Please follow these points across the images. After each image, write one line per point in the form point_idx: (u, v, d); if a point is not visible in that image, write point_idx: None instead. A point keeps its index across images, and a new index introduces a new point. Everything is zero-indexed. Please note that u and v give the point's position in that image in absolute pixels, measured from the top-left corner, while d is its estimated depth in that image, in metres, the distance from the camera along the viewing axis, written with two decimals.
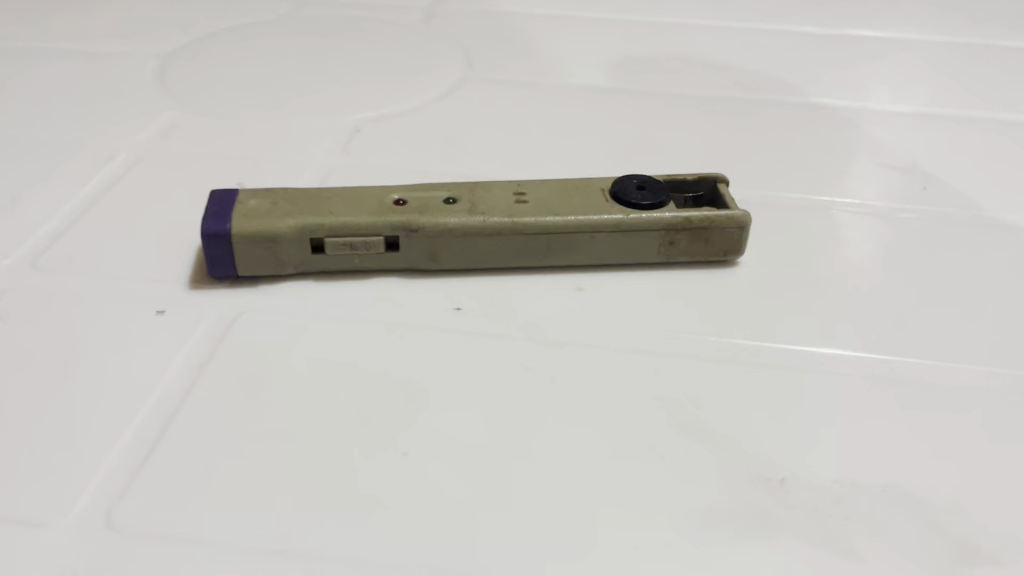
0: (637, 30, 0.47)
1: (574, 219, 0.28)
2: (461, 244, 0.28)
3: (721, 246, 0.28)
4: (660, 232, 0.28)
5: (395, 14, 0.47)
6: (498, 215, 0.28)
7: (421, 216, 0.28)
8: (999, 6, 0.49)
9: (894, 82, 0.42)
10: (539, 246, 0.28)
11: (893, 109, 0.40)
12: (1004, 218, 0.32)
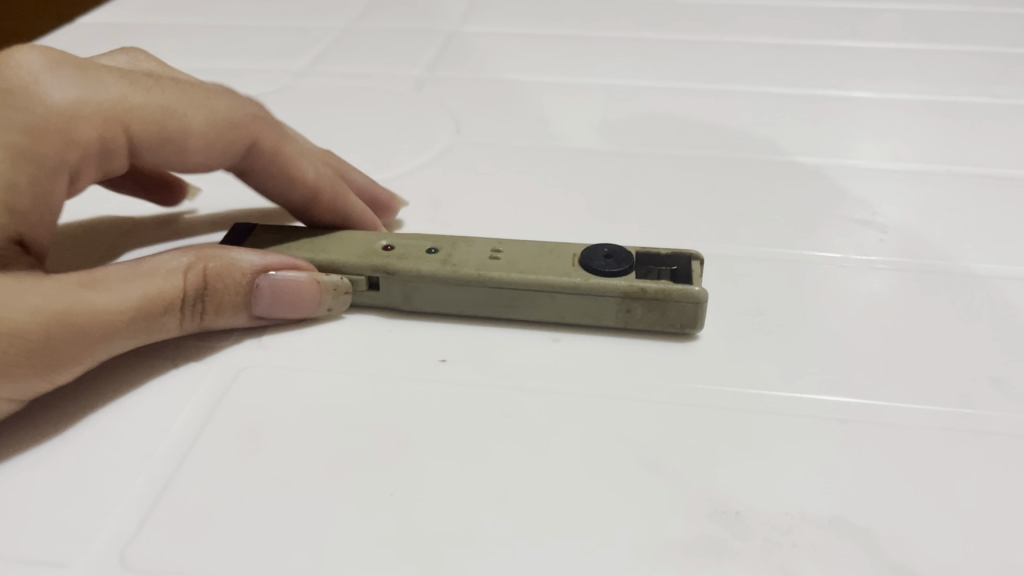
0: (624, 94, 0.50)
1: (535, 278, 0.30)
2: (431, 289, 0.31)
3: (678, 316, 0.29)
4: (617, 298, 0.30)
5: (388, 83, 0.50)
6: (467, 266, 0.31)
7: (399, 261, 0.31)
8: (972, 66, 0.52)
9: (868, 139, 0.45)
10: (502, 298, 0.30)
11: (863, 164, 0.43)
12: (957, 268, 0.34)
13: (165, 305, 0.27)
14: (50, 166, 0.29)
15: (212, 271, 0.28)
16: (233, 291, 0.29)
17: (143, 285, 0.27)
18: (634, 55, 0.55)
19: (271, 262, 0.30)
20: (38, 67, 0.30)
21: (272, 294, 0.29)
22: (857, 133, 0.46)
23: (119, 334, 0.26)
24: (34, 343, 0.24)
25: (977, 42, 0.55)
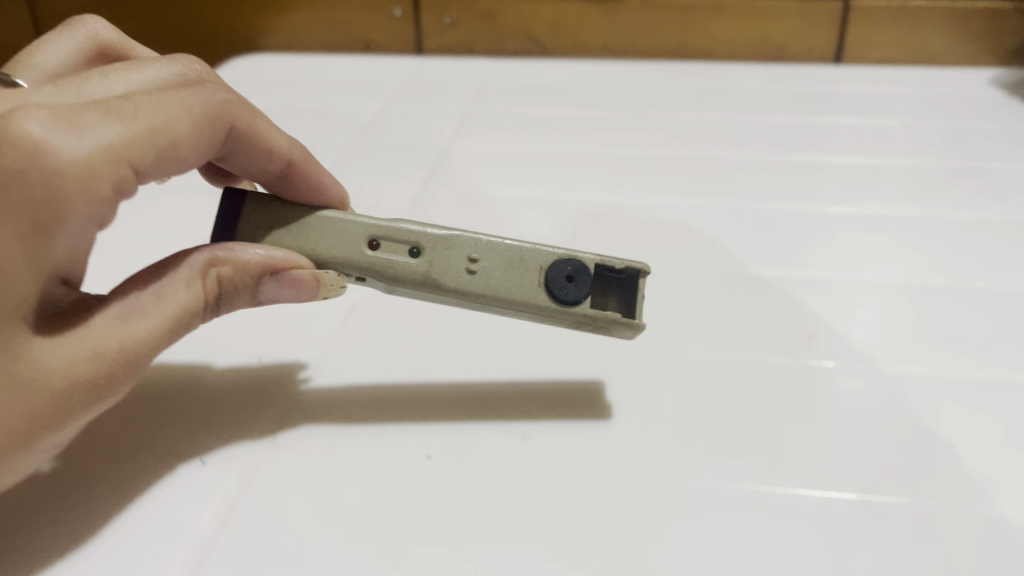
0: (595, 204, 0.57)
1: (506, 301, 0.37)
2: (411, 291, 0.37)
3: (617, 334, 0.38)
4: (571, 318, 0.37)
5: (386, 199, 0.57)
6: (448, 283, 0.37)
7: (387, 270, 0.37)
8: (906, 179, 0.59)
9: (830, 248, 0.50)
10: (470, 305, 0.38)
11: (842, 277, 0.47)
12: (872, 366, 0.40)
13: (192, 314, 0.34)
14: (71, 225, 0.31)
15: (226, 276, 0.34)
16: (243, 289, 0.35)
17: (174, 301, 0.33)
18: (604, 172, 0.61)
19: (277, 258, 0.35)
20: (38, 134, 0.30)
21: (278, 289, 0.35)
22: (823, 242, 0.51)
23: (162, 343, 0.33)
24: (96, 375, 0.31)
25: (911, 161, 0.62)
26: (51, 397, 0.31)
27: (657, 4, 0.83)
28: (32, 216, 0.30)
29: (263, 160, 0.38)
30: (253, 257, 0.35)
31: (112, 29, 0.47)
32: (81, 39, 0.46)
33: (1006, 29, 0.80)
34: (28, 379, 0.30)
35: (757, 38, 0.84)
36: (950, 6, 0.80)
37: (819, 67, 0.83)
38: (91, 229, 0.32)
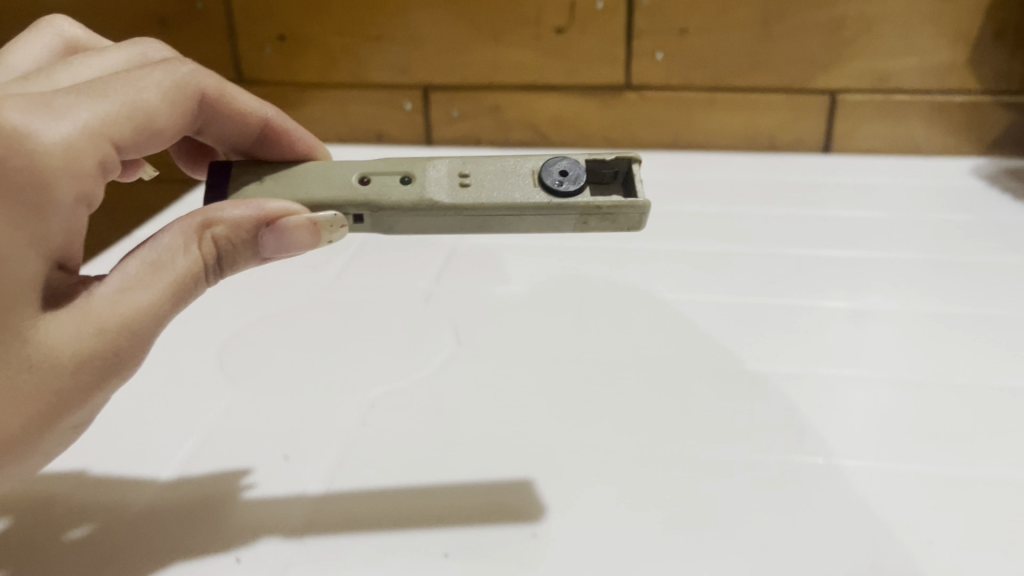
0: (599, 297, 0.60)
1: (507, 203, 0.40)
2: (412, 220, 0.41)
3: (629, 222, 0.41)
4: (576, 213, 0.40)
5: (402, 295, 0.60)
6: (444, 198, 0.40)
7: (381, 196, 0.40)
8: (893, 271, 0.63)
9: (821, 340, 0.54)
10: (477, 222, 0.41)
11: (832, 371, 0.50)
12: (858, 461, 0.42)
13: (191, 277, 0.37)
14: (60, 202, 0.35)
15: (222, 235, 0.37)
16: (241, 246, 0.38)
17: (168, 272, 0.37)
18: (608, 267, 0.65)
19: (269, 210, 0.38)
20: (21, 121, 0.33)
21: (276, 242, 0.38)
22: (814, 336, 0.54)
23: (162, 312, 0.36)
24: (101, 344, 0.35)
25: (894, 252, 0.66)
26: (67, 374, 0.34)
27: (654, 97, 0.88)
28: (29, 194, 0.34)
29: (244, 121, 0.48)
30: (245, 212, 0.38)
31: (75, 26, 0.53)
32: (47, 36, 0.51)
33: (985, 120, 0.84)
34: (43, 359, 0.34)
35: (749, 130, 0.88)
36: (932, 99, 0.84)
37: (809, 157, 0.87)
38: (80, 208, 0.36)
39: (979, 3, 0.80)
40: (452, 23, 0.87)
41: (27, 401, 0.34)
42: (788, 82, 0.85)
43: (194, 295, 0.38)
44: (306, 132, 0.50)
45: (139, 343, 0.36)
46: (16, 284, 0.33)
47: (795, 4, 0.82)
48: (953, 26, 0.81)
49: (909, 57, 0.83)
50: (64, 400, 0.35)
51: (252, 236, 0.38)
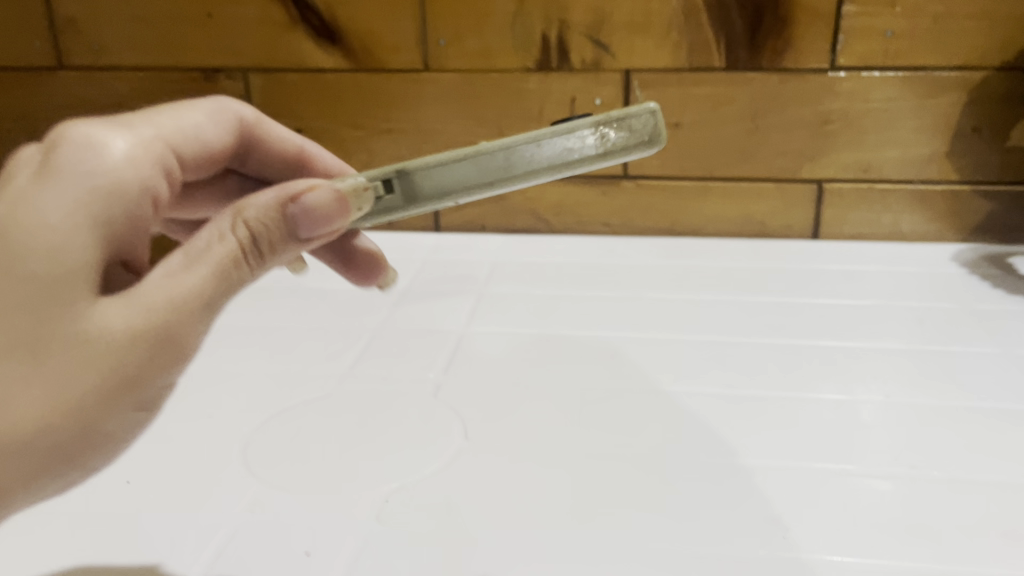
0: (599, 387, 0.64)
1: (525, 135, 0.48)
2: (442, 173, 0.48)
3: (644, 129, 0.47)
4: (591, 125, 0.47)
5: (412, 387, 0.64)
6: (464, 149, 0.48)
7: (406, 164, 0.49)
8: (879, 364, 0.67)
9: (808, 433, 0.57)
10: (502, 159, 0.48)
11: (817, 465, 0.54)
12: (838, 558, 0.46)
13: (231, 261, 0.43)
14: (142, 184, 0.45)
15: (254, 220, 0.43)
16: (273, 229, 0.44)
17: (211, 255, 0.43)
18: (608, 357, 0.69)
19: (292, 192, 0.44)
20: (100, 130, 0.45)
21: (302, 215, 0.44)
22: (802, 428, 0.58)
23: (209, 292, 0.42)
24: (151, 325, 0.41)
25: (883, 345, 0.70)
26: (124, 350, 0.40)
27: (651, 186, 0.93)
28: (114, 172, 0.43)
29: (283, 149, 0.63)
30: (272, 198, 0.44)
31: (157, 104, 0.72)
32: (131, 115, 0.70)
33: (966, 209, 0.89)
34: (99, 338, 0.40)
35: (741, 217, 0.93)
36: (914, 189, 0.89)
37: (799, 243, 0.92)
38: (151, 199, 0.46)
39: (955, 100, 0.85)
40: (460, 117, 0.93)
41: (98, 372, 0.40)
42: (778, 172, 0.90)
43: (238, 278, 0.44)
44: (328, 161, 0.66)
45: (190, 321, 0.42)
46: (74, 266, 0.40)
47: (782, 101, 0.87)
48: (931, 121, 0.86)
49: (891, 150, 0.88)
50: (134, 371, 0.41)
51: (280, 216, 0.44)
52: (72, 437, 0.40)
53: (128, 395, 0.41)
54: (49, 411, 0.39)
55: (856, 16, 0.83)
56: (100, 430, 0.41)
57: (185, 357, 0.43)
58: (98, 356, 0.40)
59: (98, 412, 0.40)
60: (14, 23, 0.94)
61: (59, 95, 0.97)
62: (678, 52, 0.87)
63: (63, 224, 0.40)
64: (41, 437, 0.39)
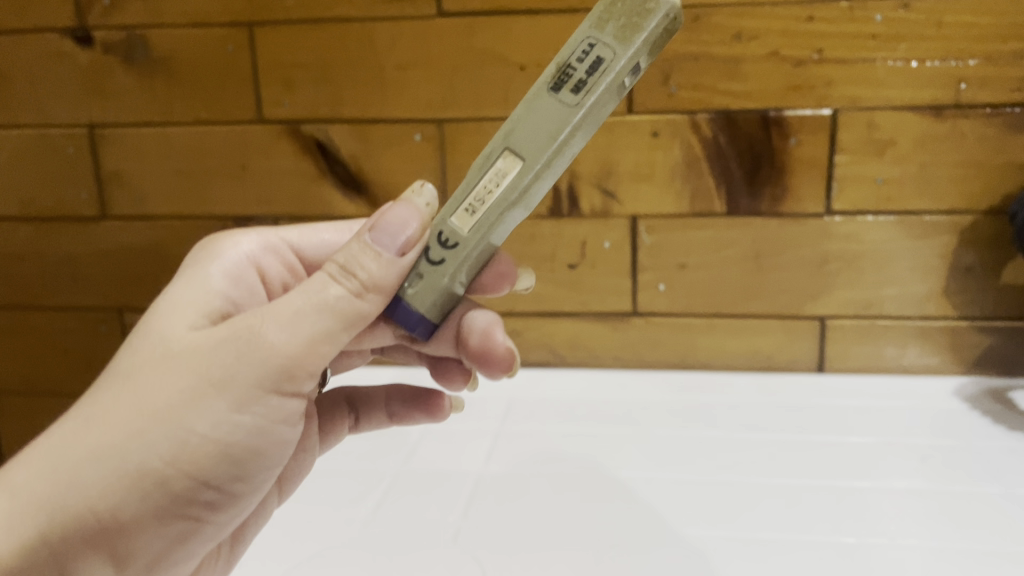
0: (611, 530, 0.67)
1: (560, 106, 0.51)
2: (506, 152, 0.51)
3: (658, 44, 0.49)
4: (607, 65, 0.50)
5: (433, 532, 0.67)
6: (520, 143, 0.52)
7: None
8: (888, 505, 0.69)
9: None
10: None
11: None
12: None
13: (320, 282, 0.50)
14: (234, 252, 0.62)
15: (341, 250, 0.51)
16: (355, 248, 0.51)
17: (306, 286, 0.50)
18: (620, 499, 0.72)
19: (369, 220, 0.52)
20: (209, 239, 0.64)
21: (379, 229, 0.51)
22: None
23: (298, 304, 0.49)
24: (235, 336, 0.49)
25: (890, 485, 0.72)
26: (215, 360, 0.49)
27: (661, 323, 0.97)
28: (203, 252, 0.61)
29: None
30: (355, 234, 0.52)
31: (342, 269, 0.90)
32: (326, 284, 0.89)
33: (965, 343, 0.92)
34: (196, 355, 0.49)
35: (748, 353, 0.96)
36: (914, 324, 0.93)
37: (805, 378, 0.95)
38: (244, 259, 0.62)
39: (947, 241, 0.90)
40: None
41: (190, 380, 0.48)
42: (781, 309, 0.94)
43: (334, 292, 0.50)
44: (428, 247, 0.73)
45: (271, 322, 0.49)
46: (180, 316, 0.54)
47: (784, 243, 0.92)
48: (926, 261, 0.90)
49: (889, 288, 0.92)
50: (219, 372, 0.48)
51: (360, 239, 0.51)
52: (166, 436, 0.48)
53: (215, 394, 0.48)
54: (144, 415, 0.48)
55: (848, 165, 0.89)
56: (192, 428, 0.48)
57: (277, 356, 0.49)
58: (188, 364, 0.49)
59: (190, 411, 0.48)
60: (63, 176, 1.02)
61: (102, 241, 1.04)
62: (682, 198, 0.93)
63: (178, 290, 0.57)
64: (142, 439, 0.47)
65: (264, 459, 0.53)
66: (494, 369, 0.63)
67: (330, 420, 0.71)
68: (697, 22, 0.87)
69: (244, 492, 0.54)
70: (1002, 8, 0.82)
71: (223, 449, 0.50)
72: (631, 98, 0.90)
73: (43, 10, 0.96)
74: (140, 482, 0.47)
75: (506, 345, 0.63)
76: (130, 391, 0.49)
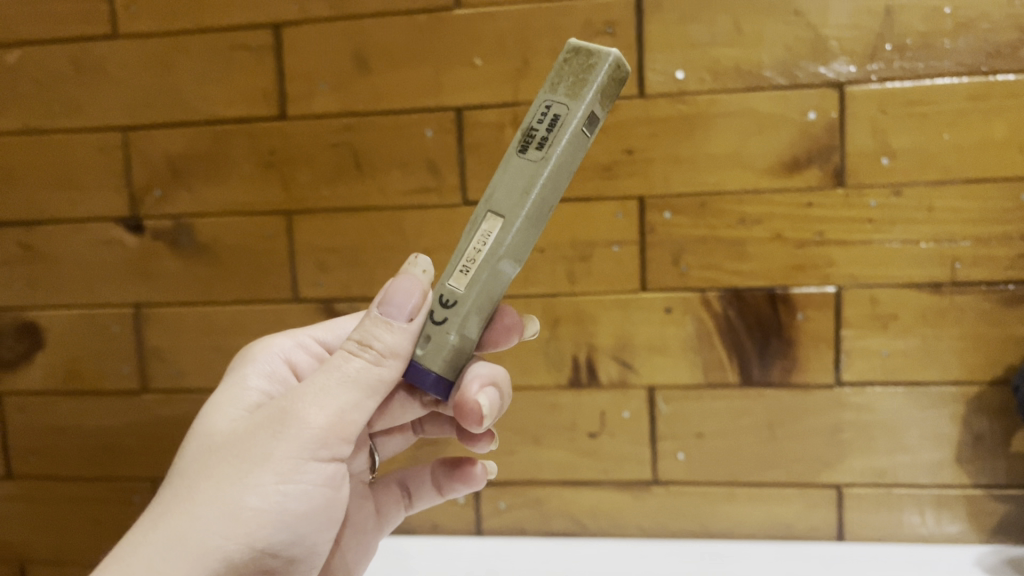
0: None
1: None
2: None
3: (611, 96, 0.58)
4: None
5: None
6: None
7: None
8: None
9: None
10: None
11: None
12: None
13: (342, 358, 0.59)
14: (261, 352, 0.71)
15: (360, 326, 0.59)
16: (370, 321, 0.58)
17: (329, 366, 0.59)
18: None
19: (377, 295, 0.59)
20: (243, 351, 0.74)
21: (386, 298, 0.58)
22: None
23: (323, 382, 0.58)
24: (270, 423, 0.58)
25: None
26: (256, 443, 0.58)
27: (680, 491, 0.99)
28: (238, 359, 0.71)
29: None
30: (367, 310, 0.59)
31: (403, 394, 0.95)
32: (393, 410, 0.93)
33: (982, 511, 0.94)
34: (237, 443, 0.58)
35: (767, 521, 0.98)
36: (930, 493, 0.94)
37: (826, 549, 0.96)
38: (276, 355, 0.71)
39: (956, 410, 0.93)
40: (501, 429, 1.02)
41: (234, 462, 0.57)
42: (797, 476, 0.97)
43: (357, 365, 0.58)
44: None
45: (300, 402, 0.58)
46: (221, 414, 0.63)
47: (796, 413, 0.95)
48: (936, 431, 0.93)
49: (903, 456, 0.94)
50: (261, 451, 0.57)
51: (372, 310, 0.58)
52: (222, 512, 0.56)
53: (261, 470, 0.57)
54: (202, 500, 0.56)
55: (854, 338, 0.93)
56: (245, 502, 0.57)
57: (310, 429, 0.58)
58: (230, 451, 0.58)
59: (242, 489, 0.57)
60: (107, 352, 1.07)
61: (139, 414, 1.08)
62: (696, 371, 0.97)
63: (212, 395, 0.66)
64: (200, 521, 0.55)
65: (311, 521, 0.61)
66: (467, 419, 0.65)
67: (385, 502, 0.79)
68: (704, 207, 0.93)
69: (297, 555, 0.62)
70: (990, 194, 0.89)
71: (275, 515, 0.58)
72: (645, 277, 0.96)
73: (99, 201, 1.05)
74: (206, 557, 0.55)
75: (476, 399, 0.64)
76: (187, 484, 0.57)
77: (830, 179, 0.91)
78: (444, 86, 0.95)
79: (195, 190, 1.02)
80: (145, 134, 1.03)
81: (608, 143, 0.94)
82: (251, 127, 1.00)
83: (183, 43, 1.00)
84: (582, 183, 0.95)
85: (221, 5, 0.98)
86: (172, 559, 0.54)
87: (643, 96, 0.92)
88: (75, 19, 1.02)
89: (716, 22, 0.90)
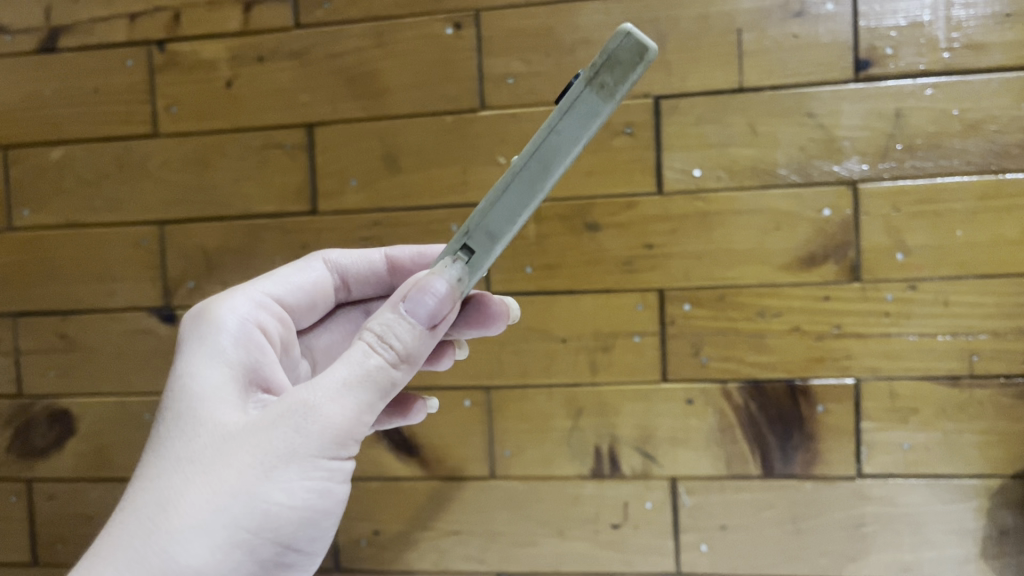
0: None
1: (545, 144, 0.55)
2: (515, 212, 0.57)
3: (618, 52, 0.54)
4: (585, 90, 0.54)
5: None
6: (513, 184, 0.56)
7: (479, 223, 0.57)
8: None
9: None
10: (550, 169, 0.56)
11: None
12: None
13: (363, 353, 0.55)
14: (223, 319, 0.62)
15: (382, 322, 0.56)
16: (399, 322, 0.56)
17: (349, 356, 0.55)
18: None
19: (404, 294, 0.57)
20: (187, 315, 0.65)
21: (416, 300, 0.56)
22: None
23: (347, 376, 0.54)
24: (292, 419, 0.53)
25: None
26: (280, 441, 0.53)
27: None
28: (195, 329, 0.62)
29: (369, 264, 0.78)
30: (387, 305, 0.57)
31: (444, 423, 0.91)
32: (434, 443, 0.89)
33: None
34: (255, 437, 0.53)
35: None
36: None
37: None
38: (247, 322, 0.63)
39: (981, 504, 0.93)
40: (524, 519, 1.02)
41: (255, 458, 0.52)
42: (822, 570, 0.96)
43: (374, 362, 0.55)
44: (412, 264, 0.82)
45: (321, 397, 0.53)
46: (222, 398, 0.57)
47: (818, 505, 0.96)
48: (961, 525, 0.93)
49: (928, 550, 0.94)
50: (282, 448, 0.53)
51: (398, 311, 0.56)
52: (245, 510, 0.52)
53: (283, 467, 0.53)
54: (221, 494, 0.52)
55: (875, 430, 0.94)
56: (269, 499, 0.52)
57: (333, 427, 0.53)
58: (248, 444, 0.53)
59: (264, 486, 0.52)
60: (136, 440, 1.09)
61: None
62: (719, 462, 0.97)
63: (198, 371, 0.58)
64: (220, 517, 0.51)
65: (334, 514, 0.57)
66: (492, 323, 0.75)
67: None
68: (724, 300, 0.95)
69: (318, 547, 0.59)
70: (1006, 289, 0.90)
71: (299, 513, 0.54)
72: (666, 369, 0.97)
73: (135, 291, 1.08)
74: (228, 555, 0.51)
75: (499, 302, 0.74)
76: (200, 474, 0.52)
77: (847, 274, 0.93)
78: (470, 183, 0.99)
79: (228, 282, 1.05)
80: (182, 228, 1.06)
81: (629, 238, 0.96)
82: (284, 223, 1.03)
83: (221, 142, 1.05)
84: (603, 276, 0.97)
85: (258, 106, 1.03)
86: (196, 557, 0.50)
87: (663, 193, 0.95)
88: (118, 120, 1.07)
89: (732, 124, 0.93)
